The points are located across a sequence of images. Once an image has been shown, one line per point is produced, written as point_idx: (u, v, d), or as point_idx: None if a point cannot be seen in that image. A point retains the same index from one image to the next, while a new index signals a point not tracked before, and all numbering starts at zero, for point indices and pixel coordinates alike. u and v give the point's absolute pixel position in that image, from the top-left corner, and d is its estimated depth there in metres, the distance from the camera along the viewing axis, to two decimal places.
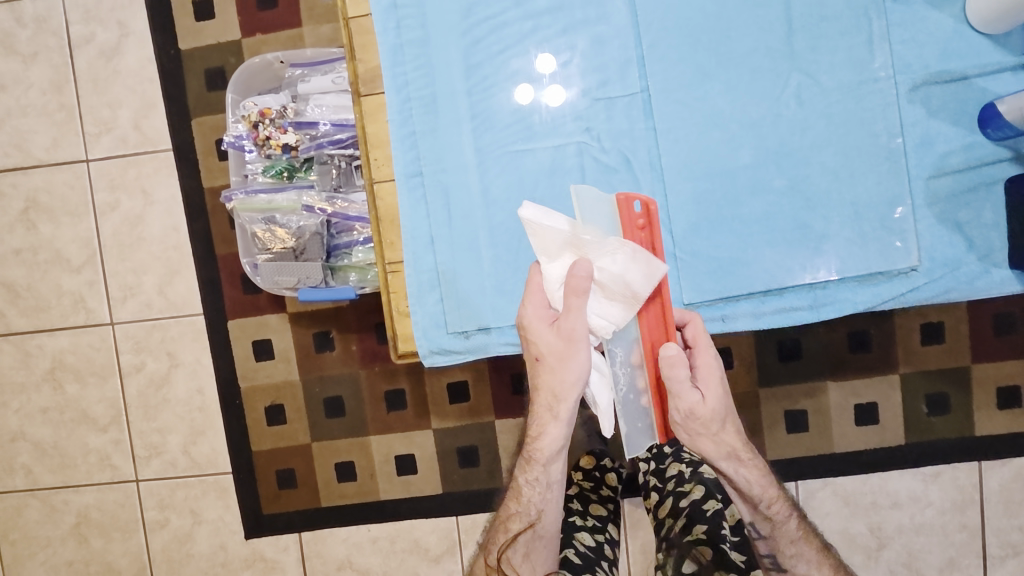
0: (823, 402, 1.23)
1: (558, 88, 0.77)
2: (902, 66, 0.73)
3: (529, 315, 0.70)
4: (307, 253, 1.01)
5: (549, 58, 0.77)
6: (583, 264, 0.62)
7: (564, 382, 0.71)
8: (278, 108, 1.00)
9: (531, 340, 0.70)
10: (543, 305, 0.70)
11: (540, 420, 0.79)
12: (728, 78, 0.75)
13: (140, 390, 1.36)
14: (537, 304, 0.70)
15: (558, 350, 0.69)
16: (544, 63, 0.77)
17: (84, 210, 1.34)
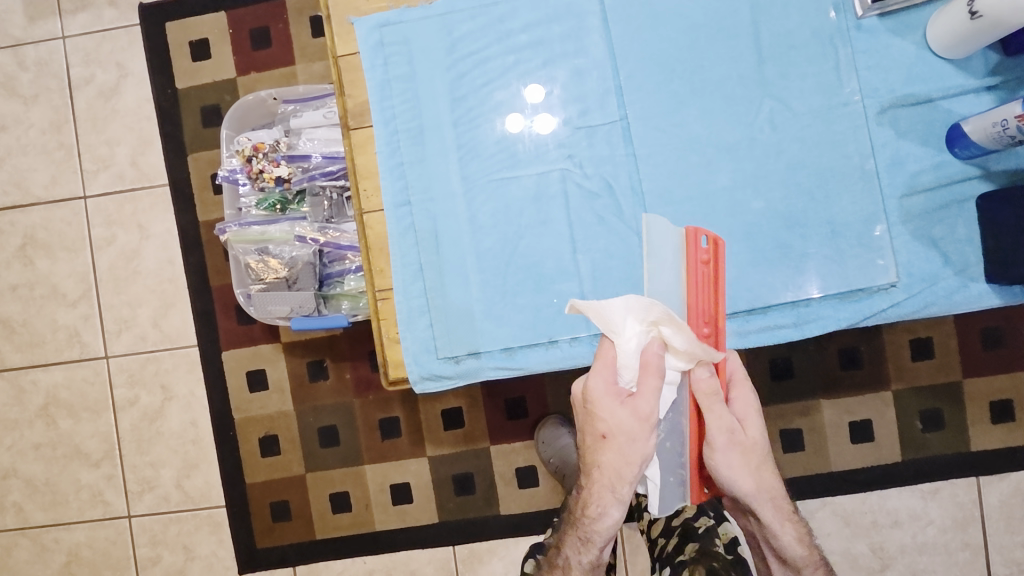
0: (817, 420, 1.24)
1: (545, 117, 0.80)
2: (869, 90, 0.76)
3: (600, 390, 0.68)
4: (300, 283, 1.02)
5: (536, 89, 0.80)
6: (658, 343, 0.66)
7: (631, 464, 0.68)
8: (272, 142, 1.04)
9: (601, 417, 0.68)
10: (611, 380, 0.69)
11: (603, 503, 0.70)
12: (703, 105, 0.78)
13: (133, 424, 1.36)
14: (605, 379, 0.69)
15: (631, 429, 0.67)
16: (532, 93, 0.80)
17: (81, 245, 1.36)
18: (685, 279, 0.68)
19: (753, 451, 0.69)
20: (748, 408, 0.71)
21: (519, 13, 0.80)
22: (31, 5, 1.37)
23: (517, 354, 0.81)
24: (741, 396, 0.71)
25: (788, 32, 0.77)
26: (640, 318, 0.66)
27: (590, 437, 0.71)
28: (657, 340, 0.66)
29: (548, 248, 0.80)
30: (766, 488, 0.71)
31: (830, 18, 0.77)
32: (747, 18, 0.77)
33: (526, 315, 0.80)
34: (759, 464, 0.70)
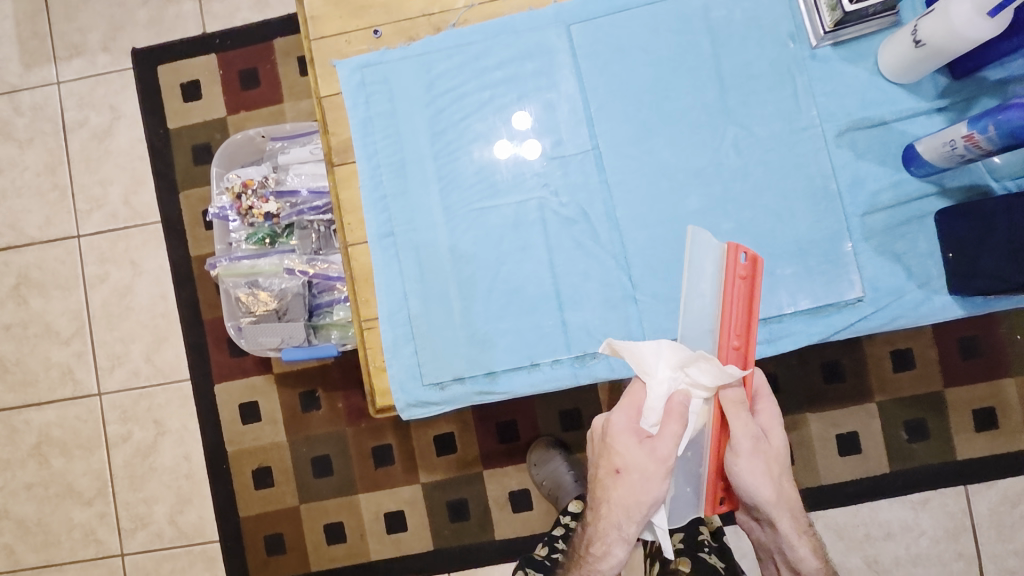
0: (804, 434, 1.26)
1: (531, 143, 0.83)
2: (827, 115, 0.81)
3: (620, 426, 0.69)
4: (290, 314, 1.05)
5: (523, 117, 0.83)
6: (685, 390, 0.67)
7: (641, 503, 0.68)
8: (260, 179, 1.07)
9: (618, 452, 0.69)
10: (634, 418, 0.70)
11: (608, 542, 0.71)
12: (670, 133, 0.82)
13: (126, 460, 1.36)
14: (627, 416, 0.70)
15: (647, 469, 0.67)
16: (520, 120, 0.83)
17: (74, 284, 1.38)
18: (721, 295, 0.67)
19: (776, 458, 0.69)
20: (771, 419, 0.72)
21: (494, 51, 0.84)
22: (27, 53, 1.42)
23: (502, 378, 0.82)
24: (767, 408, 0.72)
25: (747, 62, 0.82)
26: (670, 363, 0.67)
27: (604, 471, 0.72)
28: (683, 390, 0.67)
29: (529, 274, 0.82)
30: (785, 498, 0.71)
31: (786, 49, 0.81)
32: (708, 51, 0.82)
33: (509, 340, 0.82)
34: (781, 473, 0.69)
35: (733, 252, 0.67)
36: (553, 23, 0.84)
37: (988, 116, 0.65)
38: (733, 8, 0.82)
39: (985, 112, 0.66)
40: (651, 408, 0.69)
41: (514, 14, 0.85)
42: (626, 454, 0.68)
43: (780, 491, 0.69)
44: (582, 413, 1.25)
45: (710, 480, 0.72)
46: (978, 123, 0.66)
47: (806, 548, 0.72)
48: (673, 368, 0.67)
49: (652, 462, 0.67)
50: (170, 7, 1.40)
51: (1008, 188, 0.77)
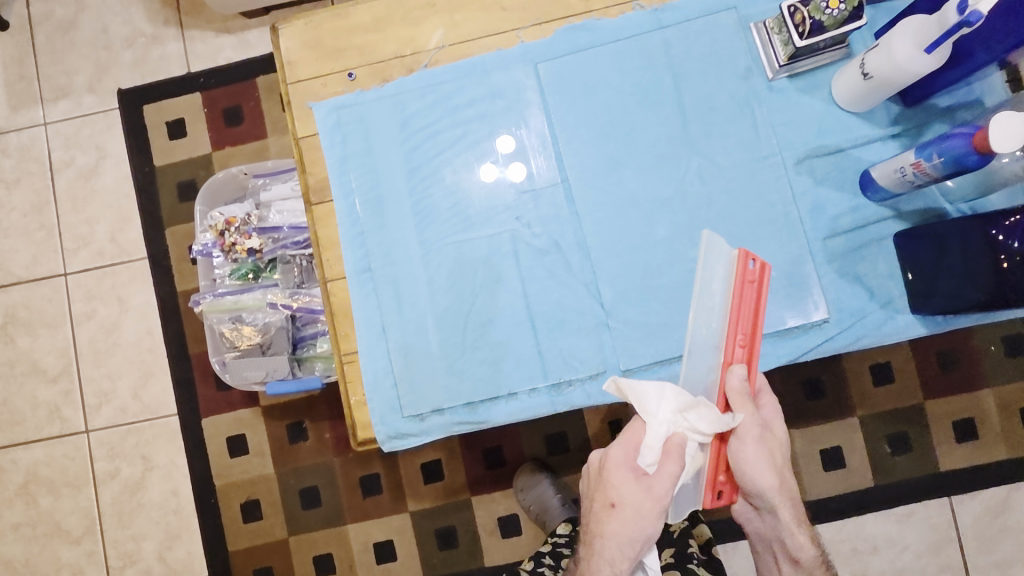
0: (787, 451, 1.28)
1: (516, 167, 0.85)
2: (786, 143, 0.84)
3: (617, 460, 0.72)
4: (273, 347, 1.06)
5: (506, 141, 0.86)
6: (683, 433, 0.69)
7: (634, 539, 0.70)
8: (243, 216, 1.09)
9: (614, 487, 0.71)
10: (631, 454, 0.72)
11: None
12: (637, 165, 0.85)
13: (114, 497, 1.35)
14: (625, 451, 0.72)
15: (642, 507, 0.69)
16: (504, 144, 0.86)
17: (61, 321, 1.39)
18: (732, 295, 0.72)
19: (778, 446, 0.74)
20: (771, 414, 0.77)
21: (466, 90, 0.87)
22: (14, 96, 1.45)
23: (480, 408, 0.84)
24: (766, 403, 0.77)
25: (708, 95, 0.85)
26: (672, 408, 0.69)
27: (599, 505, 0.73)
28: (682, 432, 0.69)
29: (504, 304, 0.84)
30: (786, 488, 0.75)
31: (743, 81, 0.85)
32: (670, 86, 0.85)
33: (487, 370, 0.84)
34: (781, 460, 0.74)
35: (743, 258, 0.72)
36: (521, 61, 0.87)
37: (932, 145, 0.68)
38: (692, 43, 0.86)
39: (929, 141, 0.69)
40: (650, 450, 0.69)
41: (483, 54, 0.87)
42: (622, 488, 0.71)
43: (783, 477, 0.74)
44: (568, 436, 1.26)
45: (710, 474, 0.74)
46: (923, 150, 0.69)
47: (803, 534, 0.76)
48: (673, 412, 0.69)
49: (647, 499, 0.69)
50: (155, 48, 1.44)
51: (962, 210, 0.80)
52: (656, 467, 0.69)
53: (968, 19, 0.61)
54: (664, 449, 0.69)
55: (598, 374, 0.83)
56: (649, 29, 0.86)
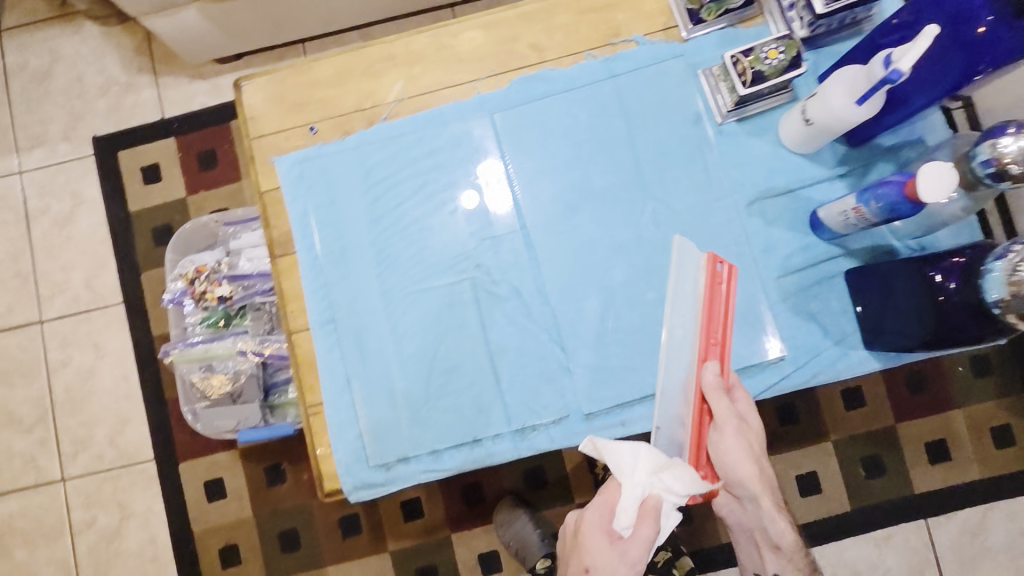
0: None
1: (493, 200, 0.87)
2: (737, 186, 0.86)
3: (592, 523, 0.71)
4: (244, 396, 1.07)
5: (487, 168, 0.88)
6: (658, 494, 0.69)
7: None
8: (213, 264, 1.10)
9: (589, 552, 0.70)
10: (606, 518, 0.71)
11: None
12: (593, 210, 0.87)
13: (91, 547, 1.34)
14: (601, 514, 0.71)
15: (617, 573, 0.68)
16: (484, 170, 0.88)
17: (37, 370, 1.39)
18: (704, 296, 0.77)
19: (749, 429, 0.76)
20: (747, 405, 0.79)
21: (425, 140, 0.88)
22: None
23: (445, 456, 0.85)
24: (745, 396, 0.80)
25: (661, 140, 0.87)
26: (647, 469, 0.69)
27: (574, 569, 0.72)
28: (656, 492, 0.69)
29: (466, 351, 0.86)
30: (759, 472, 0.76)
31: (694, 126, 0.87)
32: (624, 132, 0.88)
33: (451, 417, 0.85)
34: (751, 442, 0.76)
35: (712, 262, 0.78)
36: (478, 112, 0.89)
37: (869, 191, 0.70)
38: (644, 91, 0.88)
39: (866, 187, 0.71)
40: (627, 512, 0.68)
41: (441, 105, 0.89)
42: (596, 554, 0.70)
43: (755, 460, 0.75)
44: (546, 470, 1.27)
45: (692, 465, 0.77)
46: (860, 196, 0.72)
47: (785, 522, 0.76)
48: (649, 473, 0.69)
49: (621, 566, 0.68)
50: (130, 95, 1.46)
51: (910, 247, 0.82)
52: (633, 533, 0.68)
53: (890, 76, 0.63)
54: (641, 510, 0.69)
55: (561, 417, 0.84)
56: (602, 77, 0.88)
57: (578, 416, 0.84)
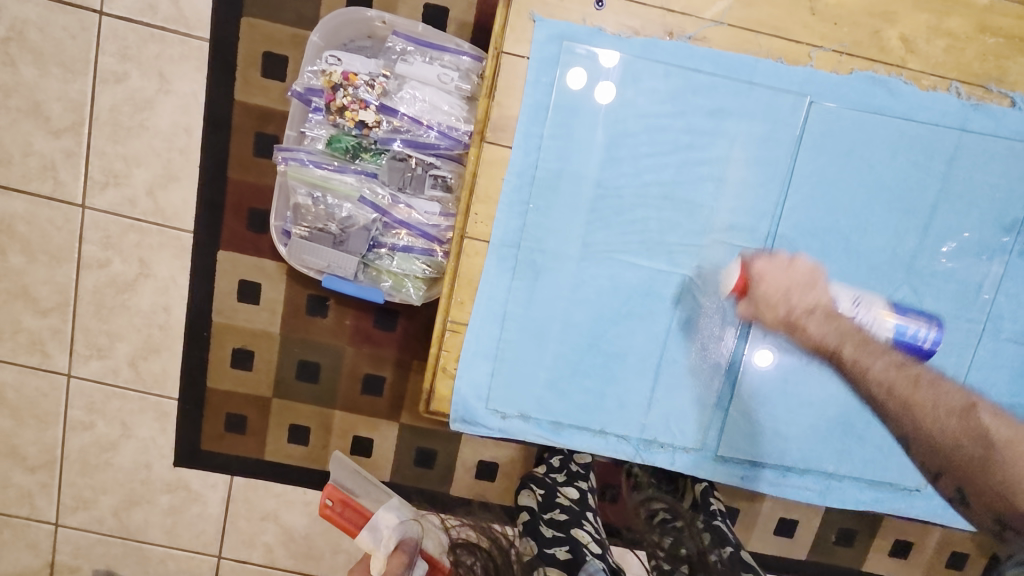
0: (755, 506, 1.10)
1: (686, 101, 0.70)
2: (996, 315, 0.76)
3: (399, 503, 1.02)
4: (347, 244, 0.91)
5: (884, 129, 0.71)
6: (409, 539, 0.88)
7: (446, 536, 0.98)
8: (366, 77, 0.88)
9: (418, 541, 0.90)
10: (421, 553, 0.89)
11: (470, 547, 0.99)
12: (844, 266, 0.75)
13: (97, 288, 1.13)
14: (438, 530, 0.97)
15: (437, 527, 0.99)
16: (884, 126, 0.71)
17: (81, 69, 1.05)
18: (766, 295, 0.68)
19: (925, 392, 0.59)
20: (788, 276, 0.61)
21: (718, 94, 0.70)
22: None
23: (563, 431, 0.79)
24: (789, 274, 0.62)
25: (960, 228, 0.74)
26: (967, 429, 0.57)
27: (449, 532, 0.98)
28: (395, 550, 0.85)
29: (637, 342, 0.76)
30: (975, 455, 0.56)
31: (1002, 231, 0.74)
32: (930, 200, 0.73)
33: (588, 395, 0.77)
34: (943, 407, 0.59)
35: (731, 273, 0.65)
36: (796, 89, 0.70)
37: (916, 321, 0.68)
38: (982, 164, 0.72)
39: (902, 308, 0.69)
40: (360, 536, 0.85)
41: (760, 56, 0.69)
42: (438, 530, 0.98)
43: (982, 416, 0.57)
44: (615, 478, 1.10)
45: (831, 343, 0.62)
46: (904, 331, 0.68)
47: (926, 391, 0.60)
48: None
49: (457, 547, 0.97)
50: None
51: None
52: (384, 558, 0.84)
53: None
54: (398, 543, 0.86)
55: (693, 448, 0.80)
56: (951, 125, 0.71)
57: (709, 454, 0.80)
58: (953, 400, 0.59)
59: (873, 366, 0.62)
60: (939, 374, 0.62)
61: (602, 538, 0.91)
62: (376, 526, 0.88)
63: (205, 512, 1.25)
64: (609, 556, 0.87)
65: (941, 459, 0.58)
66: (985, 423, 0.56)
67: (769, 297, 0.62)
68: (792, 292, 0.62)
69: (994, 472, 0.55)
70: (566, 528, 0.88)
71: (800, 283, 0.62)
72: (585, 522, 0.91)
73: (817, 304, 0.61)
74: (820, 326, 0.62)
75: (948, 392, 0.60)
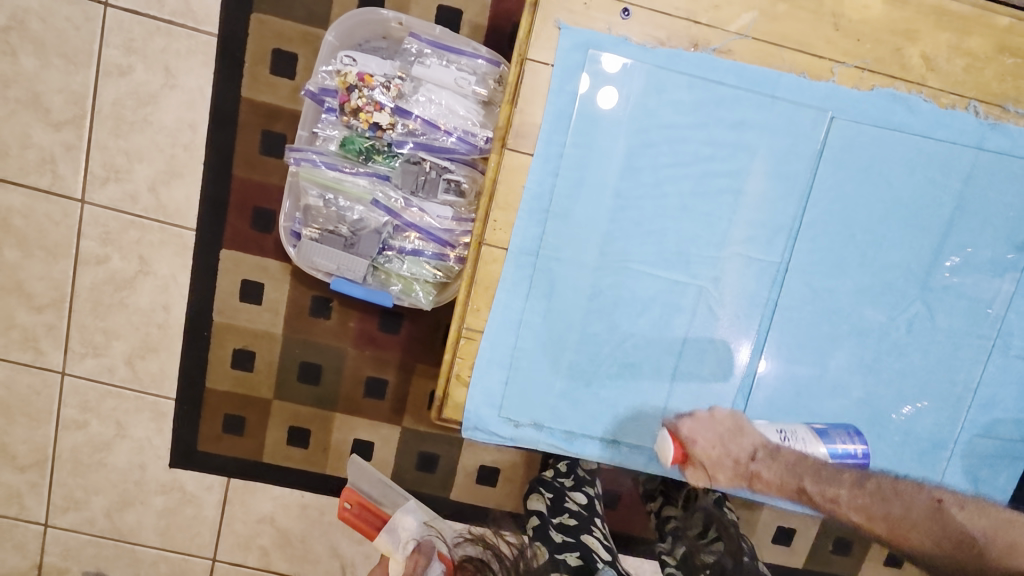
0: (754, 514, 1.09)
1: (709, 113, 0.70)
2: (1006, 332, 0.77)
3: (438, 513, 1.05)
4: (358, 247, 0.90)
5: (902, 147, 0.72)
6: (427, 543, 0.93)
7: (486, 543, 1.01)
8: (382, 79, 0.87)
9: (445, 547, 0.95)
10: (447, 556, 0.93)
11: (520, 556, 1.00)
12: (859, 280, 0.75)
13: (94, 284, 1.08)
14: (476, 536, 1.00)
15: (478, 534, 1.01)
16: (902, 143, 0.71)
17: (83, 61, 1.00)
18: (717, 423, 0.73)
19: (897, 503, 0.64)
20: (714, 430, 0.70)
21: (741, 107, 0.70)
22: None
23: (576, 441, 0.78)
24: (711, 425, 0.71)
25: (973, 245, 0.74)
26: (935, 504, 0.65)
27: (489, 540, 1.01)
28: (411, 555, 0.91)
29: (652, 353, 0.76)
30: (964, 551, 0.60)
31: (1014, 250, 0.75)
32: (946, 217, 0.73)
33: (602, 405, 0.77)
34: (914, 517, 0.64)
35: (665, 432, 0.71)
36: (818, 104, 0.70)
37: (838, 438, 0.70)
38: (997, 183, 0.73)
39: (824, 430, 0.71)
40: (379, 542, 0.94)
41: (784, 69, 0.69)
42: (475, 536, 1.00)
43: (950, 512, 0.64)
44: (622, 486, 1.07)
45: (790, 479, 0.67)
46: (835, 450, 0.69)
47: (889, 506, 0.65)
48: None
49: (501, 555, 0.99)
50: None
51: None
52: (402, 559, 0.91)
53: None
54: (415, 545, 0.93)
55: None
56: (968, 143, 0.71)
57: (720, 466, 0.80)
58: (921, 503, 0.65)
59: (839, 495, 0.65)
60: (895, 479, 0.68)
61: (611, 545, 0.91)
62: (393, 528, 0.96)
63: (198, 515, 1.18)
64: (619, 563, 0.86)
65: (947, 561, 0.61)
66: (960, 522, 0.63)
67: (707, 457, 0.69)
68: (725, 441, 0.69)
69: (1001, 560, 0.59)
70: (575, 534, 0.88)
71: (727, 432, 0.70)
72: (594, 529, 0.91)
73: (755, 441, 0.69)
74: (773, 469, 0.68)
75: (906, 505, 0.65)
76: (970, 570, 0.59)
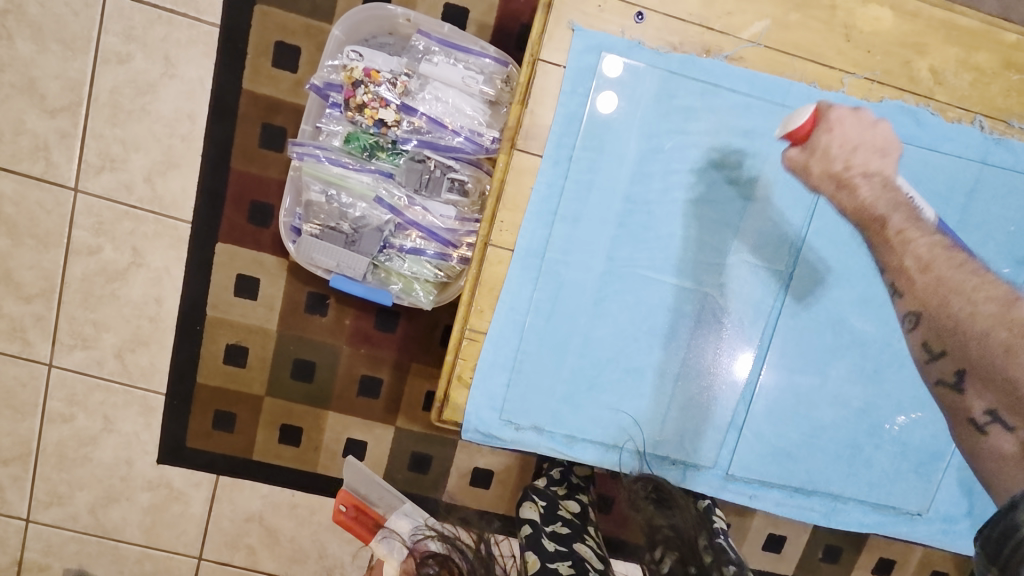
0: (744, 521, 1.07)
1: (720, 120, 0.70)
2: None
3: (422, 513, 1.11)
4: (359, 244, 0.89)
5: (910, 158, 0.72)
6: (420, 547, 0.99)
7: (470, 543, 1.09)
8: (388, 74, 0.86)
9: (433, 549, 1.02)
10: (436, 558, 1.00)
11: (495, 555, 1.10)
12: (861, 290, 0.75)
13: (85, 275, 1.06)
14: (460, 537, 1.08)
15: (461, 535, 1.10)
16: (909, 154, 0.72)
17: (81, 47, 0.98)
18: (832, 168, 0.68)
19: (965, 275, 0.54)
20: (859, 131, 0.65)
21: (751, 117, 0.70)
22: None
23: (577, 445, 0.78)
24: (850, 126, 0.65)
25: None
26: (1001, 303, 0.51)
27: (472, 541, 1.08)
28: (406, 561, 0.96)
29: (655, 358, 0.75)
30: (996, 349, 0.49)
31: (1015, 265, 0.75)
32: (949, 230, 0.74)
33: (604, 407, 0.77)
34: (984, 295, 0.53)
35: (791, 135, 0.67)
36: None
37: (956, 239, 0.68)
38: (1000, 198, 0.73)
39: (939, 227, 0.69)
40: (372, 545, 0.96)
41: (794, 80, 0.69)
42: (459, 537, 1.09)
43: None
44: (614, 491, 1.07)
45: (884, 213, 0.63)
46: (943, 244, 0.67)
47: (972, 280, 0.54)
48: None
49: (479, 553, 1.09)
50: None
51: None
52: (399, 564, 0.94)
53: None
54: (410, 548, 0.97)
55: (704, 465, 0.79)
56: (972, 157, 0.72)
57: (719, 475, 0.80)
58: (998, 291, 0.52)
59: (917, 241, 0.60)
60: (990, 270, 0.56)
61: (603, 552, 0.91)
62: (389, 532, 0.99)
63: (185, 512, 1.16)
64: (610, 572, 0.87)
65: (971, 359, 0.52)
66: None
67: (832, 147, 0.65)
68: (860, 130, 0.65)
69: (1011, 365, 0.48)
70: (568, 542, 0.88)
71: (870, 145, 0.66)
72: (587, 538, 0.90)
73: (874, 168, 0.65)
74: (873, 191, 0.64)
75: (987, 279, 0.55)
76: (995, 365, 0.49)
